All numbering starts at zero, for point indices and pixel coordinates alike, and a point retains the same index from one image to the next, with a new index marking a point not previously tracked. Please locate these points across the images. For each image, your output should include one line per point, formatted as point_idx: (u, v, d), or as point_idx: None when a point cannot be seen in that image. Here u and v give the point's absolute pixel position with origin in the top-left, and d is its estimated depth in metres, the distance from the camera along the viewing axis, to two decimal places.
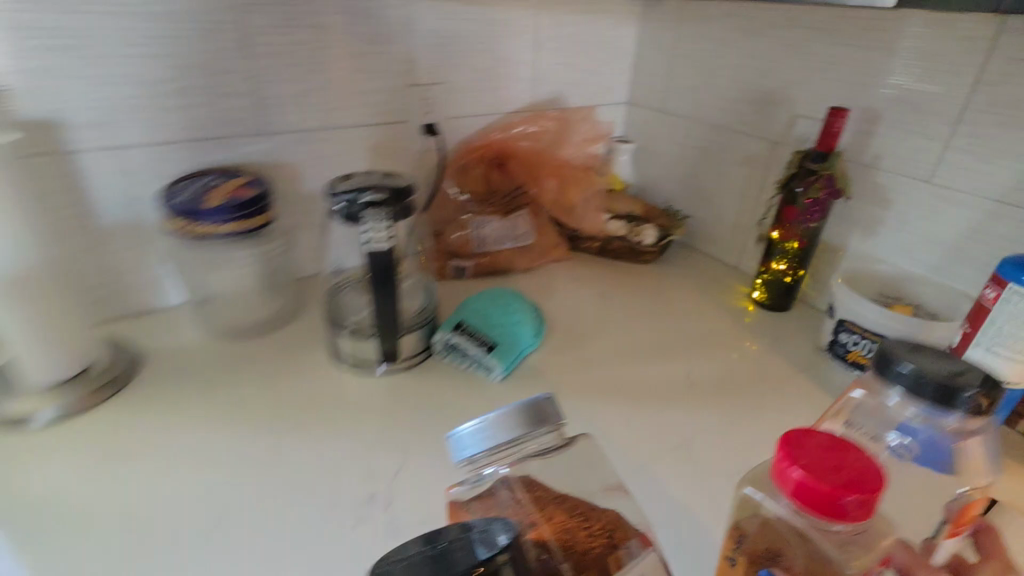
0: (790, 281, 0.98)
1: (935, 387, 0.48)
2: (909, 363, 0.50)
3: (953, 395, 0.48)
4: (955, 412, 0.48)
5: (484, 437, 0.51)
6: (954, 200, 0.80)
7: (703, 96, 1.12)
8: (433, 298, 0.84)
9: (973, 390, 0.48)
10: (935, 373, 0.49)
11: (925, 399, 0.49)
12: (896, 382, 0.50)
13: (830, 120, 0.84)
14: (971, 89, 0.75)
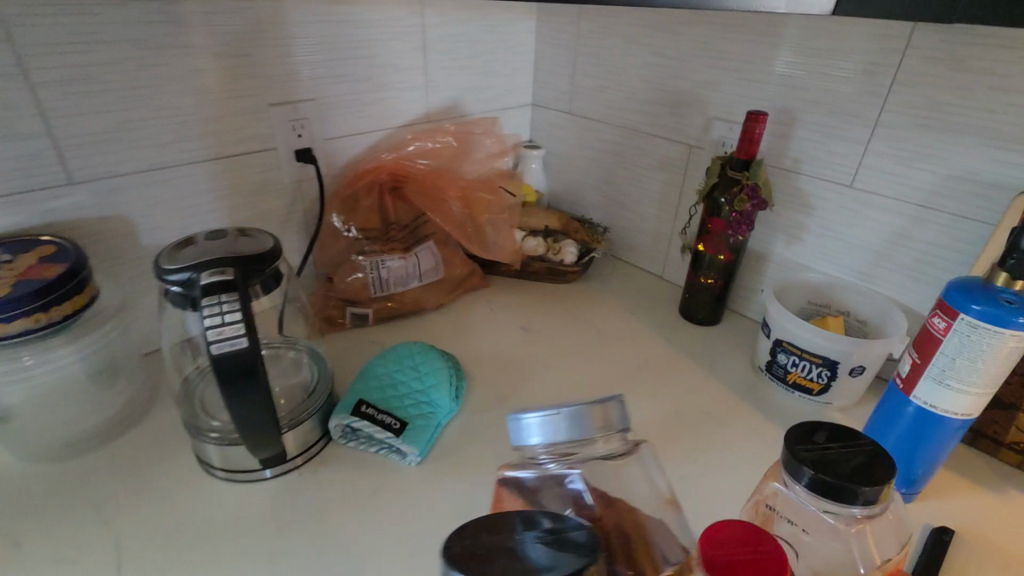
0: (720, 294, 0.92)
1: (828, 487, 0.41)
2: (801, 451, 0.44)
3: (843, 489, 0.41)
4: (855, 508, 0.42)
5: (555, 426, 0.47)
6: (876, 205, 0.77)
7: (612, 97, 1.03)
8: (326, 369, 0.70)
9: (864, 482, 0.41)
10: (832, 467, 0.42)
11: (821, 497, 0.42)
12: (789, 473, 0.44)
13: (749, 126, 0.77)
14: (887, 90, 0.71)
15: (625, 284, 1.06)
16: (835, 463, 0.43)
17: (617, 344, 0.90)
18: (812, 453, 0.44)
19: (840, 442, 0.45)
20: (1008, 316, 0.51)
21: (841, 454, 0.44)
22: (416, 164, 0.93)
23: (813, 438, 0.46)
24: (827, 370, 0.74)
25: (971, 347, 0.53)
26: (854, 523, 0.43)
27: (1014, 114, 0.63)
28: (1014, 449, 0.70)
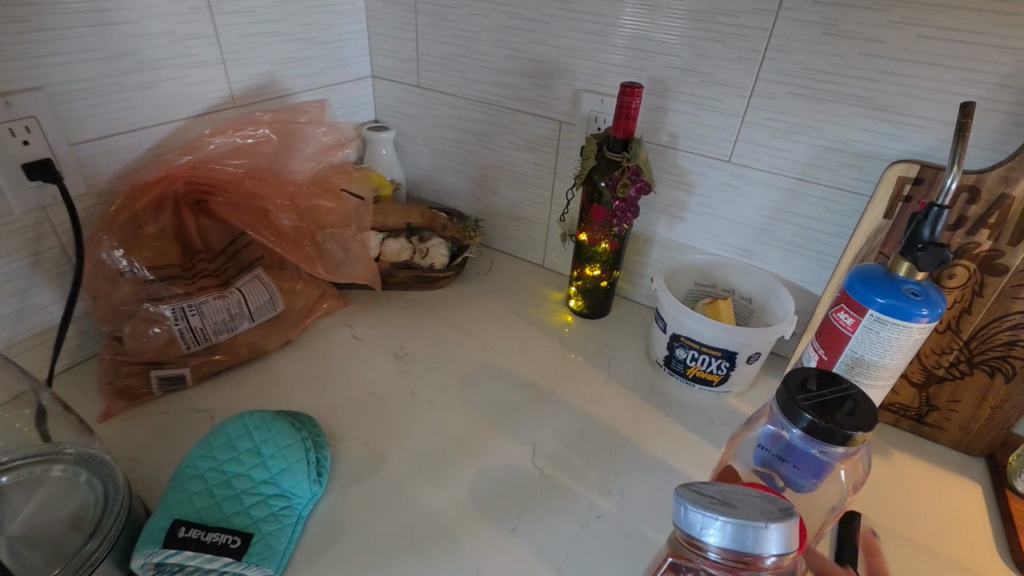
0: (607, 284, 0.85)
1: (823, 431, 0.42)
2: (799, 397, 0.44)
3: (837, 433, 0.42)
4: (840, 448, 0.43)
5: (733, 536, 0.34)
6: (756, 180, 0.73)
7: (466, 66, 0.88)
8: (98, 471, 0.49)
9: (855, 424, 0.42)
10: (826, 412, 0.43)
11: (813, 440, 0.43)
12: (787, 419, 0.44)
13: (626, 101, 0.67)
14: (761, 57, 0.66)
15: (505, 280, 0.95)
16: (830, 408, 0.43)
17: (506, 358, 0.79)
18: (807, 400, 0.44)
19: (828, 386, 0.46)
20: (916, 309, 0.48)
21: (831, 398, 0.44)
22: (226, 168, 0.71)
23: (805, 383, 0.46)
24: (726, 362, 0.70)
25: (880, 342, 0.50)
26: (838, 455, 0.45)
27: (885, 81, 0.61)
28: (889, 408, 0.72)
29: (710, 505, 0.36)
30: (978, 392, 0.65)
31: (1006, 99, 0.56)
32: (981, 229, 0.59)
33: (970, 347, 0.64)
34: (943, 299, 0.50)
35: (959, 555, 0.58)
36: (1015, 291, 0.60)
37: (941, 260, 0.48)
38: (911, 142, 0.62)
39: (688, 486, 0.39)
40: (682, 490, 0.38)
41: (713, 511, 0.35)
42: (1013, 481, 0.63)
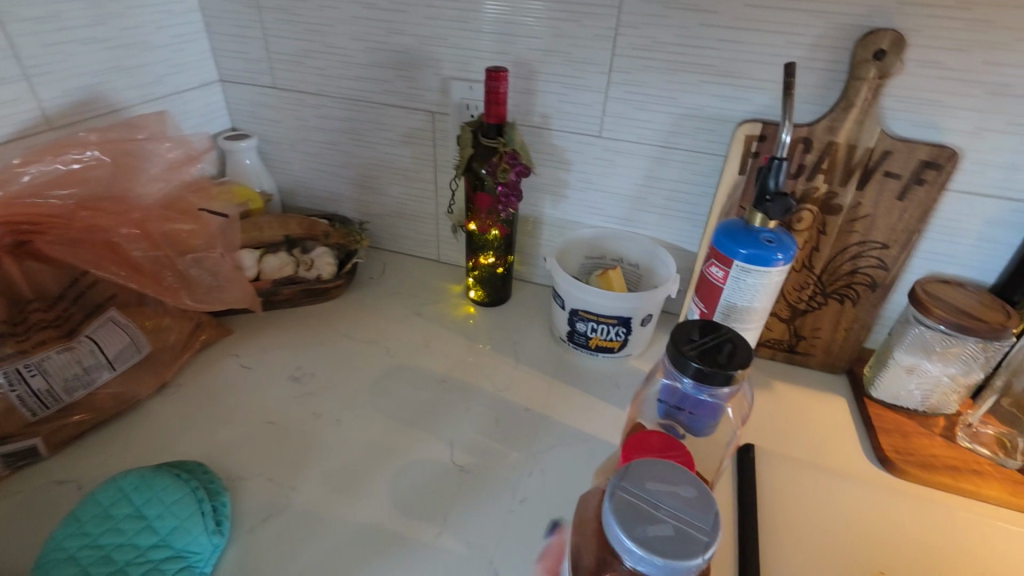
0: (503, 270, 0.85)
1: (710, 376, 0.45)
2: (686, 347, 0.47)
3: (720, 376, 0.45)
4: (724, 389, 0.47)
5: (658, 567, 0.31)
6: (626, 151, 0.76)
7: (325, 63, 0.83)
8: None
9: (734, 366, 0.45)
10: (709, 357, 0.46)
11: (701, 385, 0.46)
12: (678, 370, 0.47)
13: (493, 86, 0.68)
14: (615, 33, 0.68)
15: (401, 281, 0.92)
16: (712, 354, 0.47)
17: (411, 361, 0.76)
18: (692, 348, 0.47)
19: (709, 334, 0.49)
20: (772, 255, 0.53)
21: (712, 344, 0.48)
22: (52, 201, 0.63)
23: (690, 334, 0.49)
24: (623, 328, 0.73)
25: (748, 289, 0.55)
26: (724, 397, 0.49)
27: (725, 48, 0.65)
28: (766, 344, 0.79)
29: (643, 526, 0.32)
30: (834, 318, 0.74)
31: (821, 57, 0.63)
32: (818, 174, 0.66)
33: (822, 280, 0.72)
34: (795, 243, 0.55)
35: (834, 464, 0.65)
36: (850, 226, 0.68)
37: (786, 208, 0.53)
38: (753, 103, 0.68)
39: (615, 497, 0.33)
40: (619, 493, 0.34)
41: (643, 544, 0.31)
42: (869, 389, 0.73)
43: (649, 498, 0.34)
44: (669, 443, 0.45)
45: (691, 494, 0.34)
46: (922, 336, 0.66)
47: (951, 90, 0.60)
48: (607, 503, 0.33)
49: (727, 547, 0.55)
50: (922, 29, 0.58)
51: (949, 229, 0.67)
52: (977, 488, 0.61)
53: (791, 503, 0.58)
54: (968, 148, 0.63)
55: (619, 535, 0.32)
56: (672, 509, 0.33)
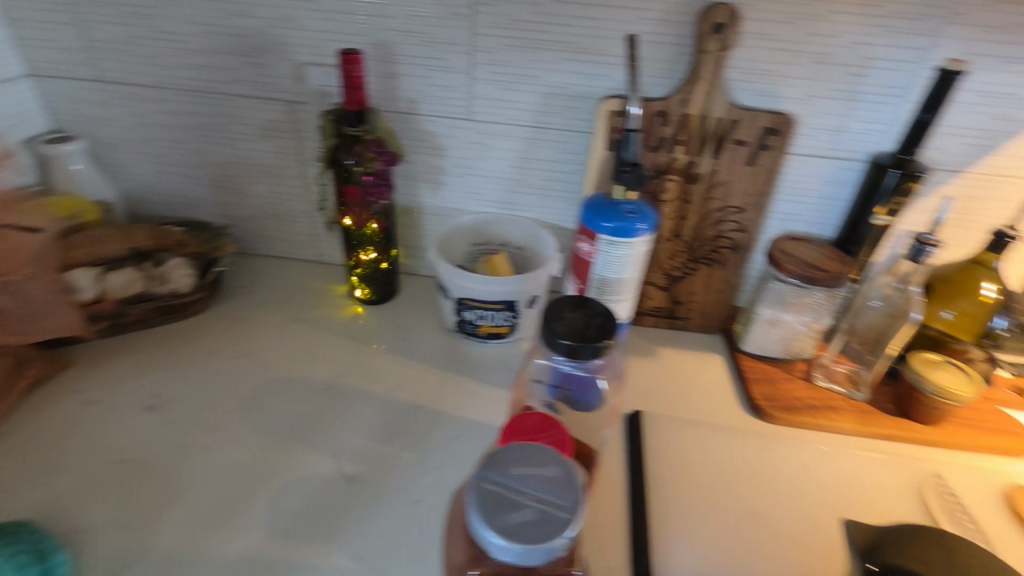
0: (387, 265, 0.81)
1: (580, 351, 0.45)
2: (556, 325, 0.47)
3: (590, 349, 0.46)
4: (596, 360, 0.48)
5: (526, 555, 0.30)
6: (498, 133, 0.75)
7: (157, 50, 0.74)
8: None
9: (601, 337, 0.46)
10: (578, 332, 0.46)
11: (573, 360, 0.47)
12: (551, 348, 0.47)
13: (347, 70, 0.64)
14: (472, 11, 0.66)
15: (277, 287, 0.85)
16: (581, 328, 0.47)
17: (290, 372, 0.71)
18: (562, 325, 0.47)
19: (577, 308, 0.49)
20: (634, 225, 0.54)
21: (581, 318, 0.48)
22: None
23: (559, 311, 0.48)
24: (511, 312, 0.73)
25: (616, 262, 0.55)
26: (596, 367, 0.50)
27: (581, 25, 0.66)
28: (649, 313, 0.82)
29: (507, 516, 0.31)
30: (706, 282, 0.78)
31: (669, 31, 0.65)
32: (677, 146, 0.69)
33: (691, 247, 0.76)
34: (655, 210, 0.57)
35: (713, 418, 0.69)
36: (710, 194, 0.72)
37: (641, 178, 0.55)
38: (612, 79, 0.69)
39: (477, 491, 0.32)
40: (482, 484, 0.32)
41: (509, 534, 0.30)
42: (740, 345, 0.78)
43: (511, 484, 0.32)
44: (547, 422, 0.44)
45: (554, 474, 0.33)
46: (778, 289, 0.71)
47: (783, 60, 0.65)
48: (470, 498, 0.32)
49: (619, 512, 0.56)
50: (754, 3, 0.62)
51: (794, 189, 0.73)
52: (833, 422, 0.67)
53: (676, 461, 0.61)
54: (802, 114, 0.68)
55: (481, 532, 0.31)
56: (537, 491, 0.32)
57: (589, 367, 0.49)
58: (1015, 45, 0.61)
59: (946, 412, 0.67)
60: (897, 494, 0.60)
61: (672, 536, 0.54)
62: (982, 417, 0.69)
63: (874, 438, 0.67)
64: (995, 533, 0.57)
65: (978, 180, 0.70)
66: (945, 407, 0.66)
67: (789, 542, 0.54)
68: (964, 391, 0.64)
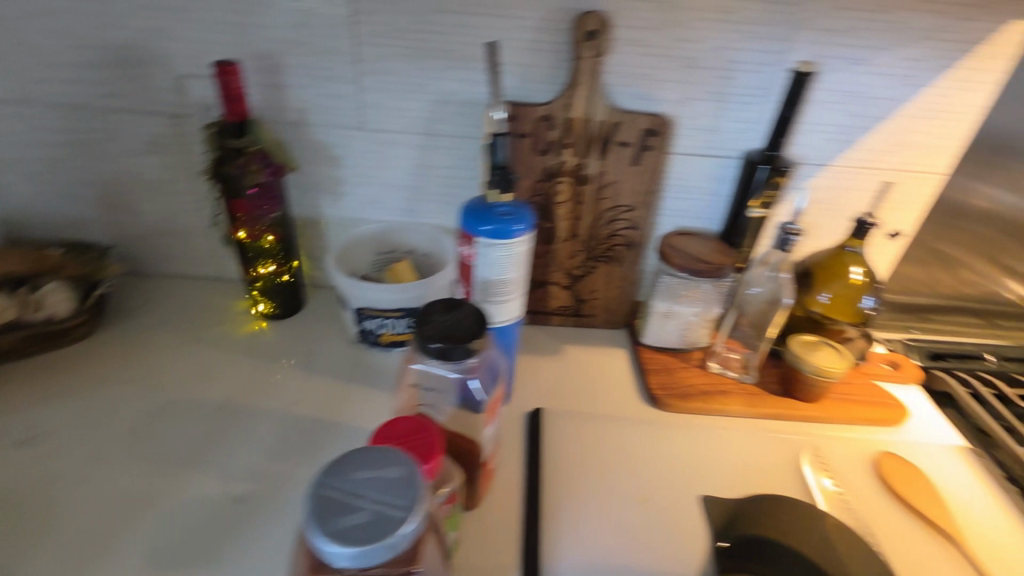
0: (289, 278, 0.79)
1: (450, 352, 0.46)
2: (426, 329, 0.47)
3: (459, 349, 0.46)
4: (470, 360, 0.48)
5: (361, 557, 0.30)
6: (392, 141, 0.75)
7: (22, 65, 0.70)
8: None
9: (471, 337, 0.47)
10: (448, 334, 0.47)
11: (446, 362, 0.47)
12: (423, 352, 0.47)
13: (224, 81, 0.62)
14: (352, 20, 0.66)
15: (173, 306, 0.82)
16: (451, 330, 0.47)
17: (182, 394, 0.68)
18: (432, 329, 0.47)
19: (450, 311, 0.50)
20: (511, 227, 0.55)
21: (452, 320, 0.49)
22: None
23: (431, 315, 0.49)
24: (412, 319, 0.73)
25: (497, 264, 0.56)
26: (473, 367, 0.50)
27: (462, 33, 0.67)
28: (555, 313, 0.84)
29: (343, 519, 0.31)
30: (606, 279, 0.81)
31: (548, 38, 0.67)
32: (565, 149, 0.71)
33: (589, 245, 0.78)
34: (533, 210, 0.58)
35: (613, 411, 0.72)
36: (601, 194, 0.74)
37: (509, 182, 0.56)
38: (498, 86, 0.70)
39: (313, 498, 0.32)
40: (320, 492, 0.32)
41: (342, 537, 0.30)
42: (641, 338, 0.81)
43: (352, 489, 0.33)
44: (418, 425, 0.45)
45: (396, 474, 0.34)
46: (669, 282, 0.74)
47: (657, 64, 0.68)
48: (305, 505, 0.32)
49: (513, 508, 0.57)
50: (623, 11, 0.65)
51: (680, 187, 0.77)
52: (723, 405, 0.71)
53: (571, 454, 0.63)
54: (679, 115, 0.72)
55: (317, 541, 0.31)
56: (375, 492, 0.32)
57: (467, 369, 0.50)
58: (858, 48, 0.67)
59: (823, 388, 0.72)
60: (777, 468, 0.64)
61: (563, 527, 0.55)
62: (857, 391, 0.75)
63: (761, 418, 0.71)
64: (861, 497, 0.61)
65: (836, 173, 0.76)
66: (822, 384, 0.71)
67: (675, 522, 0.57)
68: (836, 368, 0.70)
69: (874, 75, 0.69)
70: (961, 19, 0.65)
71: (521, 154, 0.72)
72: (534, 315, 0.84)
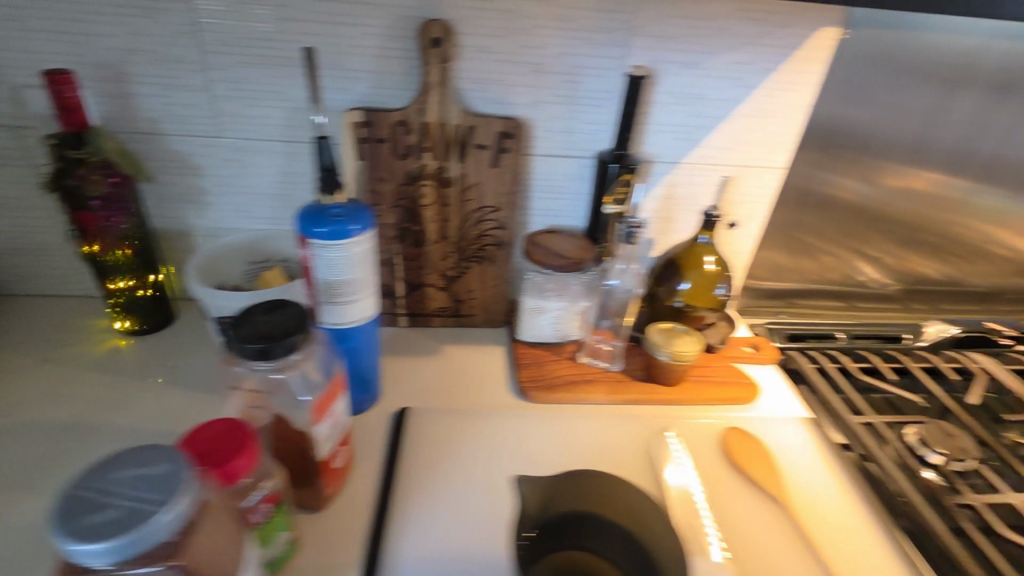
0: (152, 293, 0.77)
1: (269, 351, 0.46)
2: (244, 332, 0.47)
3: (279, 346, 0.47)
4: (294, 357, 0.49)
5: (112, 551, 0.30)
6: (253, 149, 0.75)
7: None
8: None
9: (291, 334, 0.48)
10: (266, 333, 0.47)
11: (267, 362, 0.47)
12: (243, 356, 0.47)
13: (56, 91, 0.60)
14: (195, 29, 0.66)
15: (28, 326, 0.78)
16: (271, 330, 0.48)
17: (24, 416, 0.65)
18: (250, 331, 0.47)
19: (272, 313, 0.50)
20: (347, 227, 0.56)
21: (274, 321, 0.49)
22: None
23: (251, 319, 0.49)
24: None
25: (336, 265, 0.57)
26: (302, 366, 0.50)
27: (308, 41, 0.67)
28: (435, 314, 0.86)
29: (94, 518, 0.31)
30: (480, 278, 0.83)
31: (397, 46, 0.68)
32: (425, 152, 0.73)
33: (460, 247, 0.80)
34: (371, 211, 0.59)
35: (482, 405, 0.74)
36: (465, 195, 0.76)
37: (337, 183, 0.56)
38: (352, 92, 0.71)
39: (68, 500, 0.32)
40: (76, 495, 0.32)
41: (89, 534, 0.30)
42: (517, 335, 0.83)
43: (104, 488, 0.33)
44: (233, 425, 0.45)
45: (162, 469, 0.34)
46: (535, 279, 0.77)
47: (505, 70, 0.71)
48: (56, 508, 0.32)
49: (364, 504, 0.59)
50: (465, 19, 0.67)
51: (545, 187, 0.80)
52: (587, 393, 0.74)
53: (430, 452, 0.65)
54: (534, 118, 0.75)
55: (62, 542, 0.30)
56: (135, 488, 0.33)
57: (294, 370, 0.50)
58: (689, 53, 0.72)
59: (682, 372, 0.76)
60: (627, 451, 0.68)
61: (410, 520, 0.57)
62: (716, 372, 0.80)
63: (624, 403, 0.75)
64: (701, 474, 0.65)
65: (687, 169, 0.81)
66: (679, 368, 0.75)
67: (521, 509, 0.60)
68: (688, 350, 0.74)
69: (708, 78, 0.74)
70: (777, 27, 0.71)
71: (381, 159, 0.73)
72: (414, 317, 0.85)
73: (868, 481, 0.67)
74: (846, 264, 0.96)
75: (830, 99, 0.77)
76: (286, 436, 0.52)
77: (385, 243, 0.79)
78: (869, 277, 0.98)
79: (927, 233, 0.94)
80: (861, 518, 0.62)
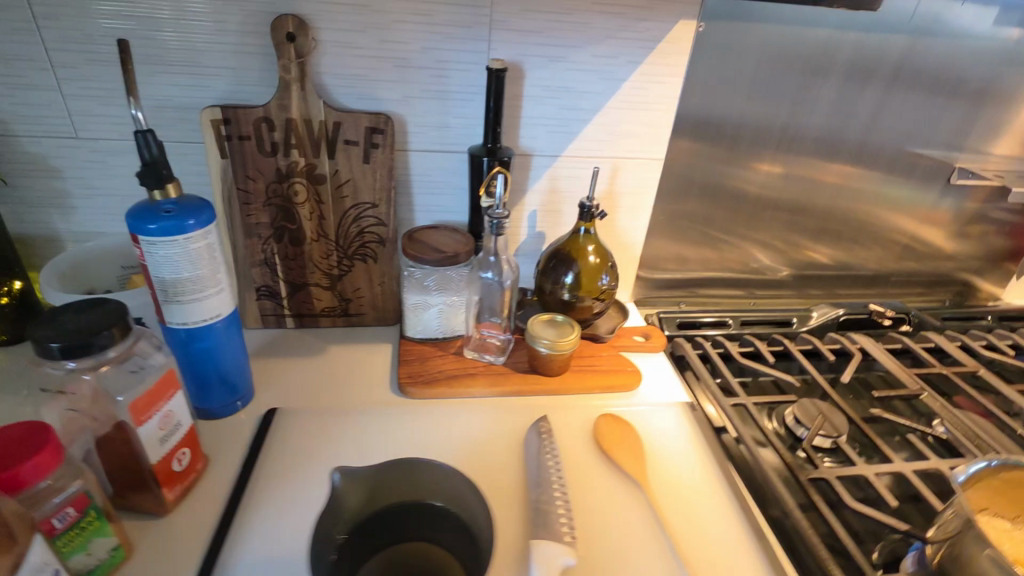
0: (12, 299, 0.73)
1: (79, 346, 0.45)
2: (50, 332, 0.45)
3: (90, 342, 0.45)
4: (109, 352, 0.47)
5: None
6: (115, 150, 0.73)
7: None
8: None
9: (104, 328, 0.46)
10: (75, 330, 0.46)
11: (78, 360, 0.46)
12: (51, 357, 0.45)
13: None
14: (34, 26, 0.64)
15: None
16: (82, 327, 0.46)
17: None
18: (57, 331, 0.46)
19: (86, 312, 0.48)
20: (184, 222, 0.54)
21: (87, 318, 0.47)
22: None
23: (61, 320, 0.47)
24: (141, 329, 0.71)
25: (173, 261, 0.55)
26: (116, 361, 0.49)
27: (159, 38, 0.66)
28: (324, 314, 0.85)
29: None
30: (366, 277, 0.82)
31: (253, 41, 0.67)
32: (292, 149, 0.72)
33: (341, 245, 0.80)
34: (211, 205, 0.57)
35: (359, 401, 0.73)
36: (339, 192, 0.76)
37: (161, 176, 0.55)
38: (213, 89, 0.70)
39: None
40: None
41: None
42: (405, 332, 0.82)
43: None
44: (31, 429, 0.43)
45: None
46: (413, 273, 0.77)
47: (370, 66, 0.71)
48: None
49: (213, 508, 0.58)
50: (320, 14, 0.67)
51: (426, 182, 0.80)
52: (466, 387, 0.74)
53: (293, 451, 0.64)
54: (404, 113, 0.74)
55: None
56: None
57: (111, 367, 0.49)
58: (553, 47, 0.73)
59: (564, 362, 0.76)
60: (500, 440, 0.68)
61: (259, 522, 0.56)
62: (600, 361, 0.81)
63: (504, 395, 0.75)
64: (568, 460, 0.66)
65: (568, 162, 0.82)
66: (559, 359, 0.75)
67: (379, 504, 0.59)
68: (569, 341, 0.74)
69: (575, 71, 0.75)
70: (636, 19, 0.72)
71: (247, 157, 0.72)
72: (301, 318, 0.84)
73: (734, 460, 0.68)
74: (738, 253, 0.98)
75: (695, 90, 0.79)
76: (116, 448, 0.51)
77: (262, 243, 0.77)
78: (764, 265, 1.01)
79: (812, 219, 0.97)
80: (720, 494, 0.63)
